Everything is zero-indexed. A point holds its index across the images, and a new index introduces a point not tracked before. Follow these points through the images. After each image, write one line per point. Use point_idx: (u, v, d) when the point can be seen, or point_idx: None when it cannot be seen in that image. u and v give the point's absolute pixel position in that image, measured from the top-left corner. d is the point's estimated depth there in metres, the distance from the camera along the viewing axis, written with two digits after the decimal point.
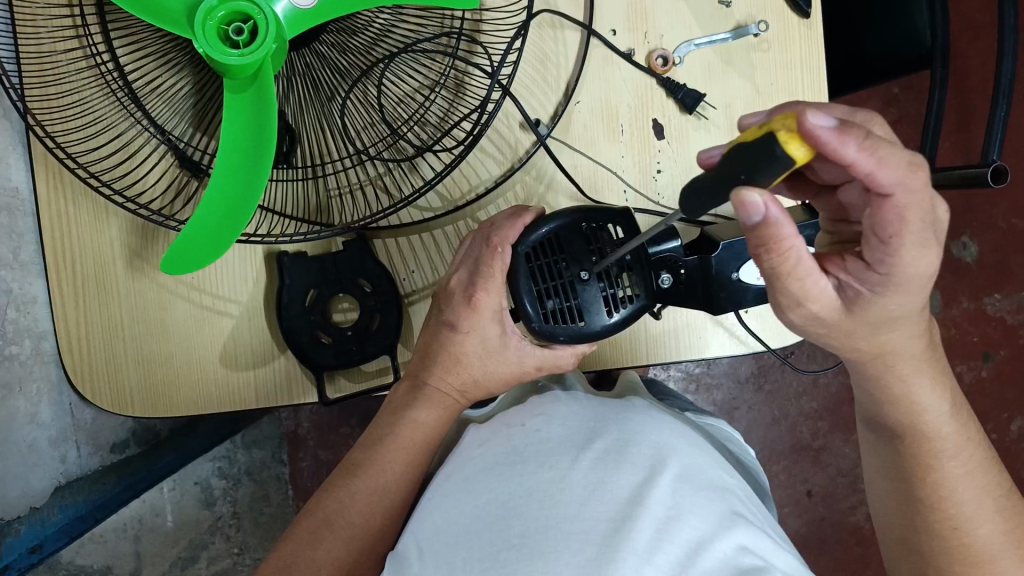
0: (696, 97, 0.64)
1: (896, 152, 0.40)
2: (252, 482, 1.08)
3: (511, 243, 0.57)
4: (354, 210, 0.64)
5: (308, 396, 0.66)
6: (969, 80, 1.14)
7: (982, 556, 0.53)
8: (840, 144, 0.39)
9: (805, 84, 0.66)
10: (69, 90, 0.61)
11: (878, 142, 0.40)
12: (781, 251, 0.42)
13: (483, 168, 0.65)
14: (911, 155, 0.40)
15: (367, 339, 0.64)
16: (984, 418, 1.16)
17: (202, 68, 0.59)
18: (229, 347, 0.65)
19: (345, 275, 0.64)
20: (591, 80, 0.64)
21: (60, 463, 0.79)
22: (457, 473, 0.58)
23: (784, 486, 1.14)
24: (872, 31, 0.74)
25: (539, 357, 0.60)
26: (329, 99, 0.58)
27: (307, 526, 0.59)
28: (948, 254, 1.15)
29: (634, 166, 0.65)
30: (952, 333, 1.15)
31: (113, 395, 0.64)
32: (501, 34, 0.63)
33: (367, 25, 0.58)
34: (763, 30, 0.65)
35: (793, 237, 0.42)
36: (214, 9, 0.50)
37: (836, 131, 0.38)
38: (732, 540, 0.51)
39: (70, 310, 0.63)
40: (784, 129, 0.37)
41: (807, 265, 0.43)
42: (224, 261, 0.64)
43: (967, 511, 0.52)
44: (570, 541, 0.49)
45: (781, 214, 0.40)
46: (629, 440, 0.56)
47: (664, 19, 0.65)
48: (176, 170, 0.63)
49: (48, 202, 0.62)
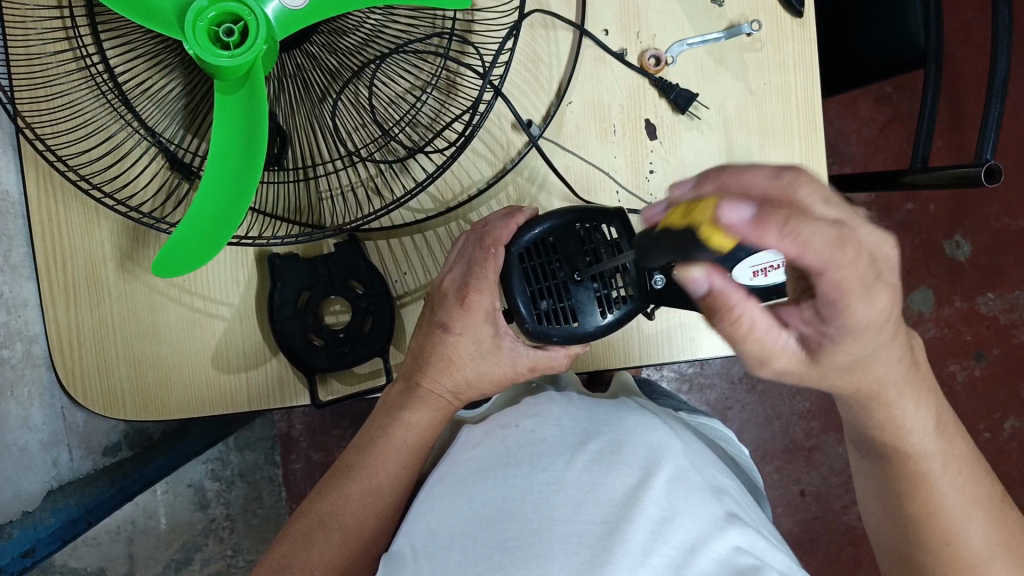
0: (689, 97, 0.63)
1: (819, 228, 0.38)
2: (245, 483, 1.07)
3: (505, 243, 0.57)
4: (345, 211, 0.64)
5: (300, 397, 0.66)
6: (962, 79, 1.14)
7: (974, 557, 0.52)
8: (758, 237, 0.39)
9: (798, 83, 0.66)
10: (59, 91, 0.61)
11: (801, 224, 0.38)
12: (732, 317, 0.44)
13: (475, 168, 0.65)
14: (834, 229, 0.39)
15: (360, 341, 0.64)
16: (976, 417, 1.16)
17: (193, 69, 0.58)
18: (222, 349, 0.64)
19: (337, 277, 0.64)
20: (584, 80, 0.64)
21: (52, 467, 0.78)
22: (452, 474, 0.57)
23: (777, 485, 1.14)
24: (865, 33, 0.74)
25: (532, 357, 0.60)
26: (321, 100, 0.58)
27: (300, 527, 0.59)
28: (941, 253, 1.15)
29: (626, 166, 0.65)
30: (944, 333, 1.15)
31: (105, 399, 0.64)
32: (493, 34, 0.63)
33: (358, 26, 0.58)
34: (756, 30, 0.65)
35: (744, 303, 0.43)
36: (205, 9, 0.50)
37: (752, 226, 0.39)
38: (726, 540, 0.51)
39: (62, 314, 0.63)
40: (705, 225, 0.40)
41: (762, 326, 0.45)
42: (216, 263, 0.64)
43: (956, 511, 0.52)
44: (565, 544, 0.49)
45: (724, 285, 0.43)
46: (623, 441, 0.55)
47: (656, 18, 0.65)
48: (167, 172, 0.63)
49: (38, 204, 0.62)
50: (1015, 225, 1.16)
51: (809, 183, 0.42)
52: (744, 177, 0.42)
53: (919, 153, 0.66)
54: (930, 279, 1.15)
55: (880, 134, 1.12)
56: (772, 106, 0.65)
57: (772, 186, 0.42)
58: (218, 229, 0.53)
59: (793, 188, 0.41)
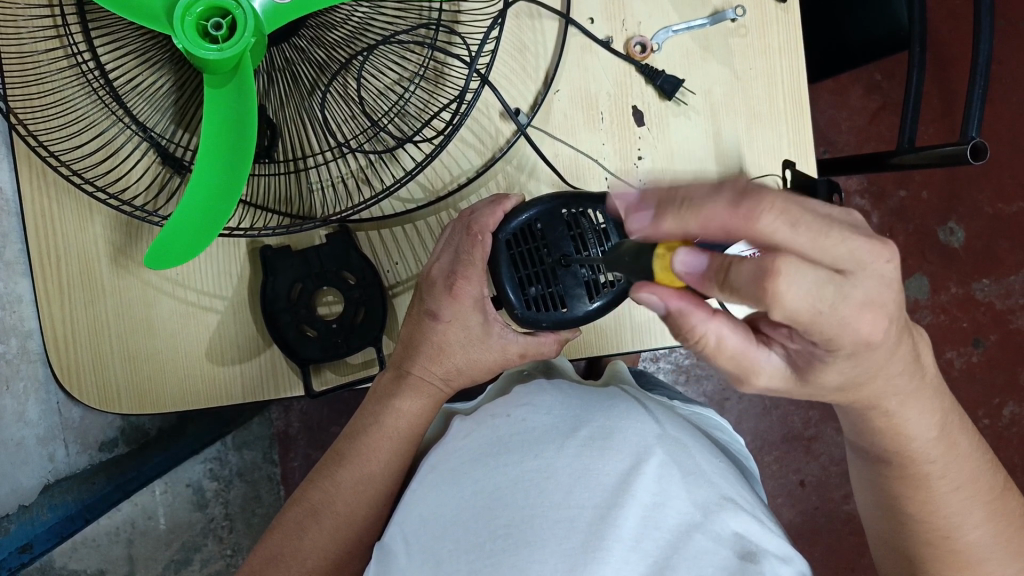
0: (675, 83, 0.64)
1: (747, 265, 0.37)
2: (243, 482, 1.07)
3: (492, 231, 0.58)
4: (335, 202, 0.64)
5: (294, 388, 0.66)
6: (951, 65, 1.14)
7: (965, 531, 0.52)
8: (705, 282, 0.40)
9: (783, 69, 0.66)
10: (52, 90, 0.62)
11: (733, 273, 0.38)
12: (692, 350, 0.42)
13: (464, 158, 0.65)
14: (758, 263, 0.37)
15: (353, 331, 0.64)
16: (974, 404, 1.15)
17: (182, 65, 0.59)
18: (216, 342, 0.65)
19: (328, 268, 0.64)
20: (570, 69, 0.65)
21: (49, 461, 0.78)
22: (442, 463, 0.57)
23: (777, 476, 1.14)
24: (851, 16, 0.75)
25: (522, 344, 0.60)
26: (310, 93, 0.59)
27: (294, 515, 0.59)
28: (936, 240, 1.15)
29: (615, 153, 0.65)
30: (941, 320, 1.15)
31: (100, 393, 0.64)
32: (479, 24, 0.64)
33: (345, 19, 0.58)
34: (741, 15, 0.65)
35: (706, 321, 0.41)
36: (193, 4, 0.50)
37: (700, 273, 0.40)
38: (721, 523, 0.51)
39: (58, 310, 0.63)
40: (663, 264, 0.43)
41: (735, 342, 0.42)
42: (208, 256, 0.64)
43: (954, 490, 0.51)
44: (556, 530, 0.49)
45: (680, 304, 0.41)
46: (615, 426, 0.55)
47: (641, 6, 0.65)
48: (159, 167, 0.63)
49: (31, 200, 0.63)
50: (1009, 210, 1.16)
51: (773, 206, 0.37)
52: (702, 210, 0.39)
53: (906, 132, 0.65)
54: (925, 266, 1.15)
55: (871, 123, 1.12)
56: (758, 91, 0.66)
57: (727, 217, 0.38)
58: (201, 240, 0.54)
59: (752, 217, 0.37)
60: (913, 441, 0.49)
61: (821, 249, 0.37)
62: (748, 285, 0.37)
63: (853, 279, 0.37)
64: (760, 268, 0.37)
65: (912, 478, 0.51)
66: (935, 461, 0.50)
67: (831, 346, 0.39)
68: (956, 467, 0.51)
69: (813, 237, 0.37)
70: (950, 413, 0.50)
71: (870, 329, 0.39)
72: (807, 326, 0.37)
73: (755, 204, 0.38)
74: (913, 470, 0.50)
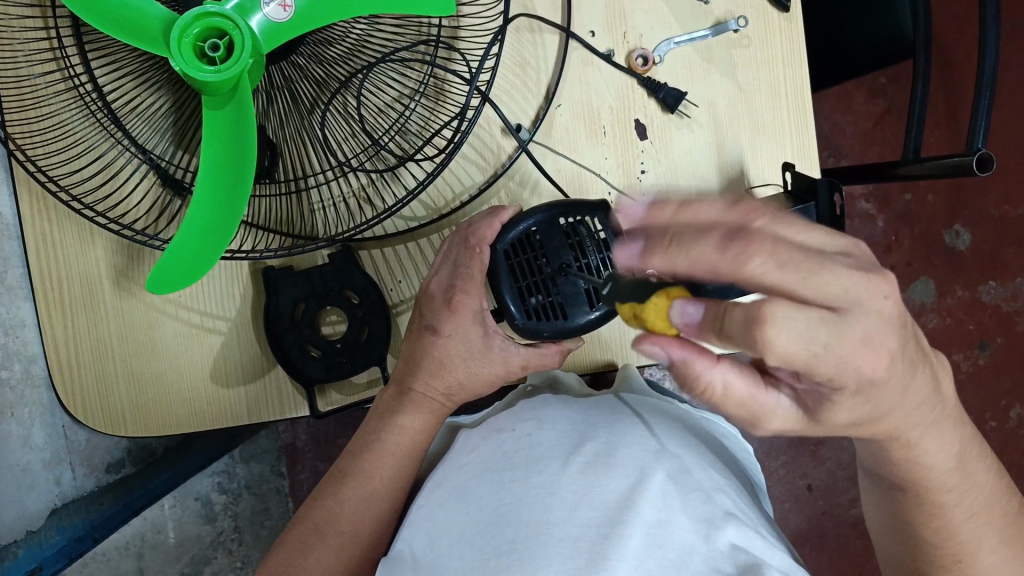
0: (678, 96, 0.63)
1: (738, 310, 0.36)
2: (252, 495, 1.08)
3: (490, 243, 0.57)
4: (337, 221, 0.64)
5: (299, 409, 0.66)
6: (956, 66, 1.14)
7: (977, 554, 0.52)
8: (703, 338, 0.38)
9: (787, 80, 0.65)
10: (49, 112, 0.61)
11: (726, 315, 0.37)
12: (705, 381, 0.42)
13: (465, 174, 0.65)
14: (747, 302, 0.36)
15: (356, 351, 0.64)
16: (983, 407, 1.15)
17: (181, 86, 0.58)
18: (220, 364, 0.65)
19: (332, 287, 0.64)
20: (571, 83, 0.64)
21: (56, 484, 0.80)
22: (447, 480, 0.57)
23: (784, 482, 1.13)
24: (854, 25, 0.74)
25: (523, 356, 0.60)
26: (310, 111, 0.58)
27: (299, 533, 0.59)
28: (941, 242, 1.15)
29: (617, 166, 0.65)
30: (947, 323, 1.15)
31: (105, 416, 0.64)
32: (479, 40, 0.63)
33: (344, 35, 0.58)
34: (744, 26, 0.65)
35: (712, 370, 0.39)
36: (190, 25, 0.49)
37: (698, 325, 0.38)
38: (722, 538, 0.50)
39: (59, 332, 0.63)
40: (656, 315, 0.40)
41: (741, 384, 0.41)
42: (210, 277, 0.64)
43: (969, 514, 0.51)
44: (560, 547, 0.49)
45: (682, 353, 0.39)
46: (618, 442, 0.55)
47: (643, 18, 0.65)
48: (159, 189, 0.63)
49: (32, 225, 0.62)
50: (1015, 212, 1.15)
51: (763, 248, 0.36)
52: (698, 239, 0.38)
53: (910, 144, 0.65)
54: (930, 269, 1.14)
55: (875, 125, 1.12)
56: (764, 104, 0.65)
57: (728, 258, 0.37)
58: (202, 262, 0.54)
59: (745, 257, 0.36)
60: (934, 470, 0.48)
61: (832, 292, 0.36)
62: (743, 337, 0.36)
63: (859, 313, 0.37)
64: (756, 317, 0.36)
65: (924, 502, 0.50)
66: (951, 488, 0.50)
67: (843, 380, 0.38)
68: (970, 492, 0.50)
69: (822, 276, 0.36)
70: (964, 440, 0.50)
71: (883, 359, 0.38)
72: (807, 360, 0.36)
73: (741, 248, 0.37)
74: (926, 496, 0.50)
